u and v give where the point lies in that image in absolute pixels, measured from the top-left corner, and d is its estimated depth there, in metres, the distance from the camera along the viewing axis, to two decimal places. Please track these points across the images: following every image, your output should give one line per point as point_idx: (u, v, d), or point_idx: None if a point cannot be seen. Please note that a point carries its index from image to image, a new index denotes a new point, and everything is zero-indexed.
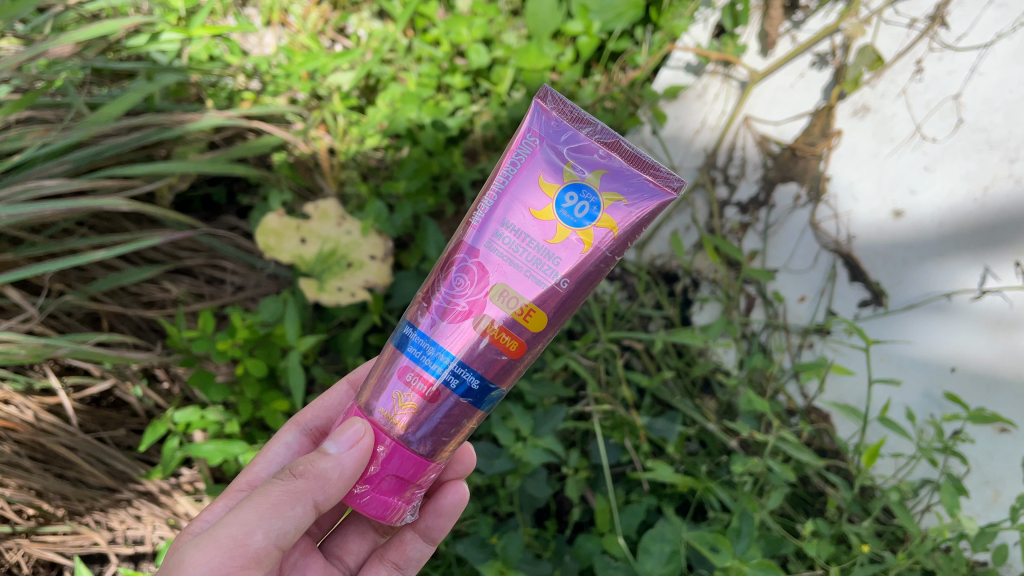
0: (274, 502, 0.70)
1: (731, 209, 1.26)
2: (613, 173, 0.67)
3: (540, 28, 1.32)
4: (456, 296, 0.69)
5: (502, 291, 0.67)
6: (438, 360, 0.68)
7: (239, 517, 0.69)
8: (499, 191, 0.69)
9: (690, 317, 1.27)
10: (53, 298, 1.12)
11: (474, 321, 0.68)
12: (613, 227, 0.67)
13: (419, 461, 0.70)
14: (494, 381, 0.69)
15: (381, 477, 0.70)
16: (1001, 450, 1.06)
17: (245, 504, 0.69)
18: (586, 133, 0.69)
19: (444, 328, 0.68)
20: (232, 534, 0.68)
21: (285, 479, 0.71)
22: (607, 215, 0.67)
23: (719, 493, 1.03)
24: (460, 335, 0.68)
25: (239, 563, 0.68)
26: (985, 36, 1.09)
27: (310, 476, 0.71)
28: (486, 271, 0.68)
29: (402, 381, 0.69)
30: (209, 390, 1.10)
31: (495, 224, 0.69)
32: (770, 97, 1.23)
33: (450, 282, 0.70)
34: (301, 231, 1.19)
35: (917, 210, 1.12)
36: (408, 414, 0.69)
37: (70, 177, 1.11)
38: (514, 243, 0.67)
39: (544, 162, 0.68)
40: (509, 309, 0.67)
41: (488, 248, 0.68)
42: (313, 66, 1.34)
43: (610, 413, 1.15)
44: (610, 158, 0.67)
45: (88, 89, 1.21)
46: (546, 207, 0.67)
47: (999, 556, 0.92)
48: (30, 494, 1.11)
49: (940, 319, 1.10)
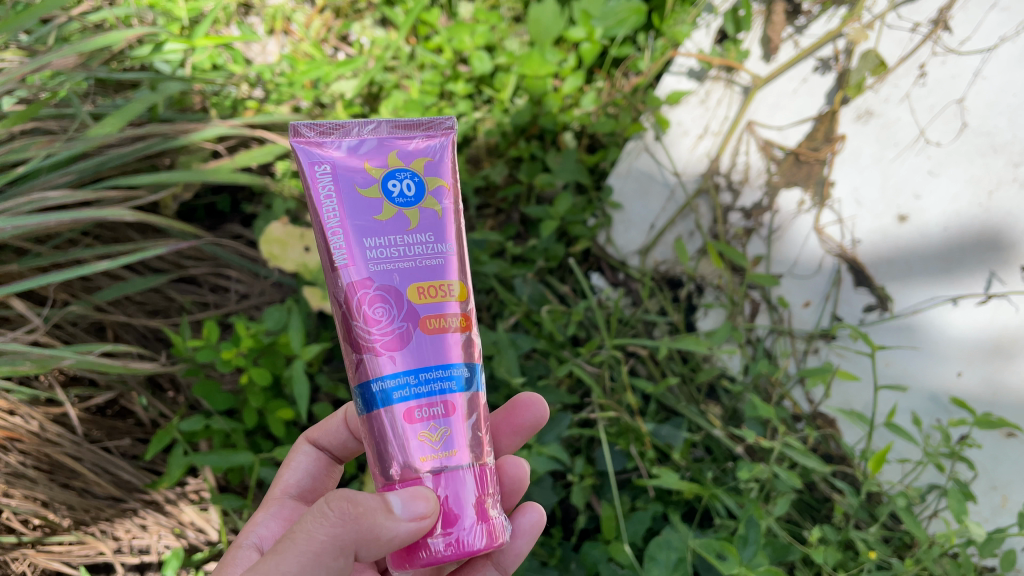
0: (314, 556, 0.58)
1: (734, 215, 1.25)
2: (402, 151, 0.68)
3: (541, 34, 1.32)
4: (389, 322, 0.63)
5: (422, 291, 0.64)
6: (409, 377, 0.62)
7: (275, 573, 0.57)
8: (342, 224, 0.64)
9: (695, 323, 1.26)
10: (59, 308, 1.12)
11: (427, 326, 0.64)
12: (445, 184, 0.69)
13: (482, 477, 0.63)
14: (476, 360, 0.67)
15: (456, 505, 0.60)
16: (1008, 455, 1.05)
17: (284, 556, 0.58)
18: (352, 137, 0.67)
19: (391, 357, 0.63)
20: None
21: (334, 525, 0.58)
22: (434, 179, 0.68)
23: (724, 499, 1.03)
24: (419, 345, 0.63)
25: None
26: (988, 40, 1.09)
27: (364, 523, 0.58)
28: (395, 288, 0.64)
29: (415, 421, 0.61)
30: (214, 399, 1.11)
31: (371, 246, 0.64)
32: (773, 103, 1.23)
33: (369, 320, 0.63)
34: (305, 239, 1.20)
35: (921, 215, 1.12)
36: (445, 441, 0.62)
37: (74, 188, 1.11)
38: (396, 246, 0.64)
39: (352, 175, 0.66)
40: (451, 297, 0.66)
41: (385, 270, 0.64)
42: (315, 74, 1.35)
43: (615, 419, 1.15)
44: (404, 143, 0.68)
45: (92, 99, 1.21)
46: (383, 207, 0.65)
47: (1006, 562, 0.91)
48: (36, 504, 1.12)
49: (946, 323, 1.10)
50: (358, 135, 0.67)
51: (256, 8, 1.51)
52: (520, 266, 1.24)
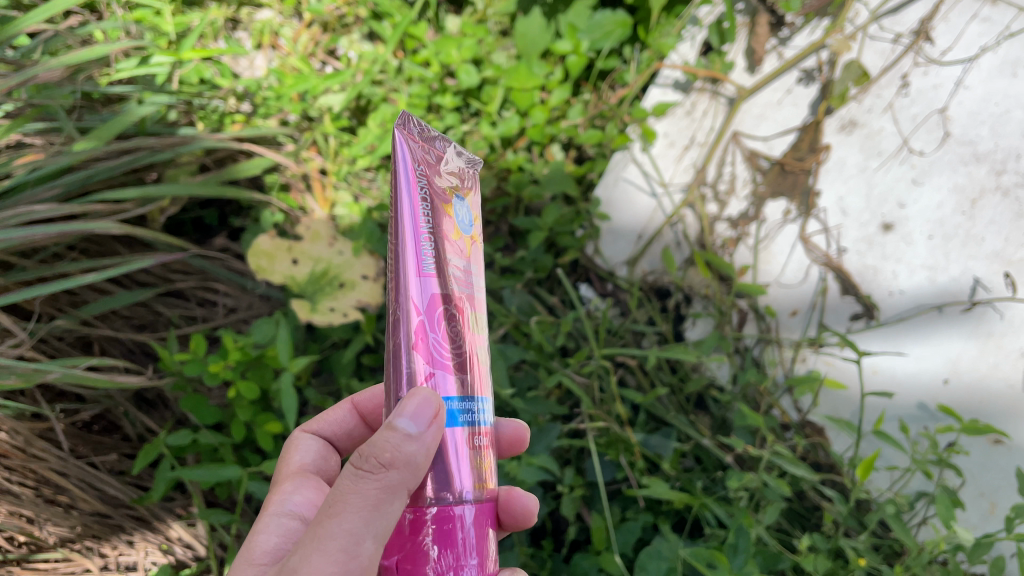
0: (375, 503, 0.56)
1: (721, 225, 1.25)
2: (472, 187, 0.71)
3: (529, 47, 1.32)
4: (468, 339, 0.63)
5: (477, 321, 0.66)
6: (484, 409, 0.63)
7: (346, 524, 0.56)
8: (443, 233, 0.63)
9: (682, 333, 1.28)
10: (44, 323, 1.11)
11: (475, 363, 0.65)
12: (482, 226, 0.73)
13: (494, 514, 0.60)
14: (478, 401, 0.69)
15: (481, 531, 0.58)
16: (995, 461, 1.06)
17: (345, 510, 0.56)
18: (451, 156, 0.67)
19: (472, 379, 0.62)
20: (342, 547, 0.56)
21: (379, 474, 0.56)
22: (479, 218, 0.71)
23: (714, 509, 1.03)
24: (477, 379, 0.63)
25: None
26: (970, 50, 1.11)
27: (403, 467, 0.56)
28: (463, 312, 0.63)
29: (483, 450, 0.61)
30: (201, 412, 1.11)
31: (446, 264, 0.62)
32: (759, 114, 1.24)
33: (455, 334, 0.62)
34: (293, 252, 1.20)
35: (906, 224, 1.13)
36: (489, 473, 0.62)
37: (61, 202, 1.11)
38: (465, 273, 0.65)
39: (441, 193, 0.64)
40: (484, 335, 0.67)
41: (456, 291, 0.63)
42: (303, 88, 1.34)
43: (604, 430, 1.14)
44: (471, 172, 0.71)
45: (78, 113, 1.20)
46: (456, 228, 0.65)
47: (996, 568, 0.91)
48: (21, 521, 1.09)
49: (932, 331, 1.10)
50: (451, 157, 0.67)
51: (243, 23, 1.52)
52: (508, 277, 1.25)
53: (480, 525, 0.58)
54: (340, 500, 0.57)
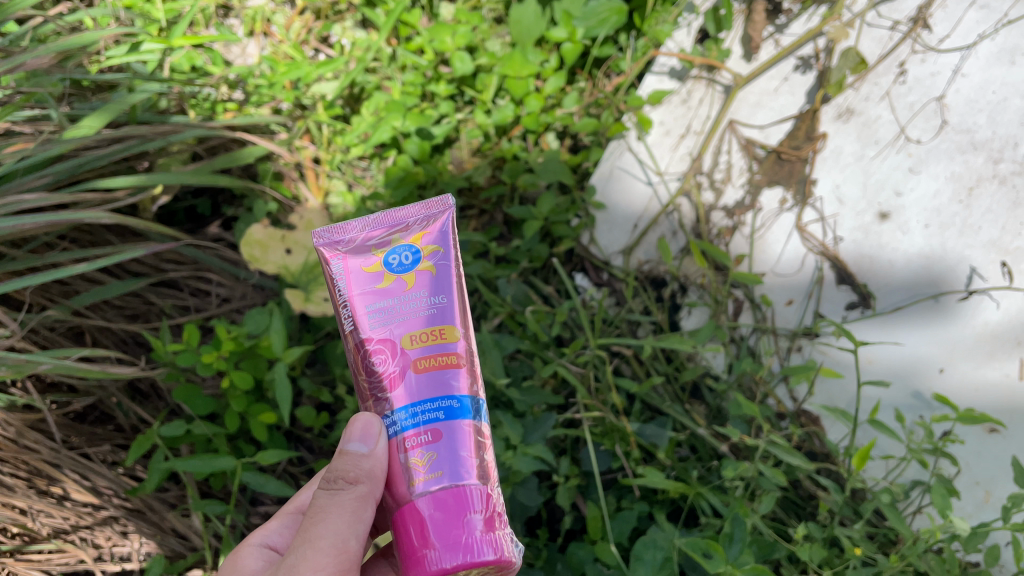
0: (352, 509, 0.71)
1: (717, 214, 1.25)
2: (405, 227, 0.75)
3: (524, 35, 1.32)
4: (389, 368, 0.71)
5: (411, 339, 0.71)
6: (407, 417, 0.68)
7: (330, 526, 0.72)
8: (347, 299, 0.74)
9: (679, 323, 1.26)
10: (35, 313, 1.10)
11: (404, 383, 0.70)
12: (437, 247, 0.75)
13: (461, 494, 0.65)
14: (470, 397, 0.70)
15: (434, 515, 0.64)
16: (990, 450, 1.06)
17: (329, 515, 0.72)
18: (362, 227, 0.76)
19: (390, 402, 0.70)
20: (333, 542, 0.72)
21: (348, 487, 0.71)
22: (431, 246, 0.75)
23: (710, 498, 1.03)
24: (400, 398, 0.69)
25: (336, 570, 0.72)
26: (967, 38, 1.10)
27: (365, 479, 0.69)
28: (387, 345, 0.71)
29: (409, 451, 0.67)
30: (195, 403, 1.10)
31: (362, 314, 0.73)
32: (755, 102, 1.23)
33: (369, 371, 0.71)
34: (286, 241, 1.19)
35: (902, 213, 1.12)
36: (431, 460, 0.66)
37: (51, 191, 1.09)
38: (387, 309, 0.72)
39: (356, 261, 0.74)
40: (435, 342, 0.71)
41: (376, 332, 0.72)
42: (296, 75, 1.35)
43: (600, 420, 1.14)
44: (404, 217, 0.76)
45: (68, 101, 1.19)
46: (384, 277, 0.73)
47: (991, 557, 0.91)
48: (14, 512, 1.09)
49: (929, 320, 1.10)
50: (362, 228, 0.76)
51: (235, 10, 1.50)
52: (503, 267, 1.24)
53: (434, 513, 0.64)
54: (323, 510, 0.73)
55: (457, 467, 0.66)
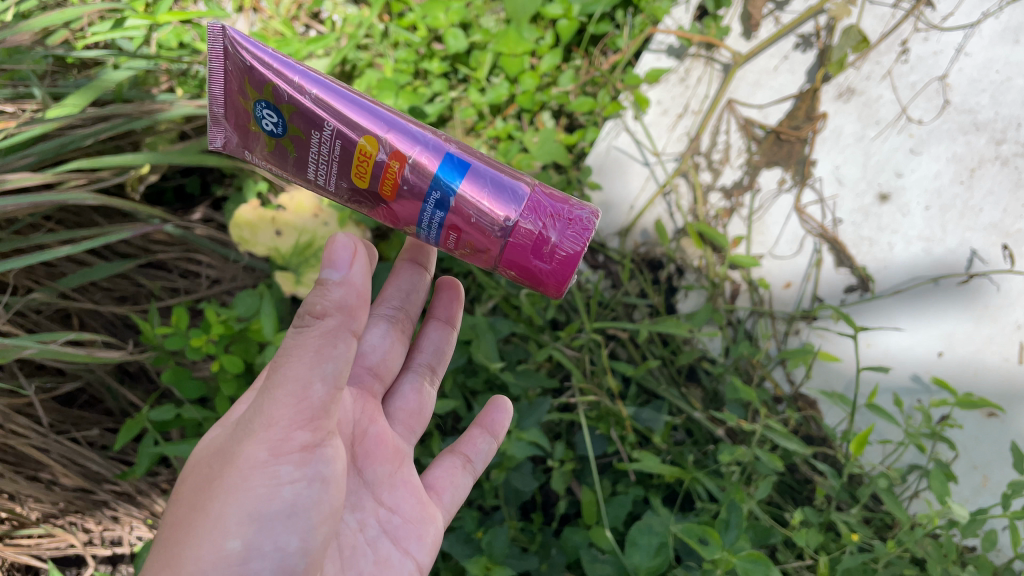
0: (317, 348, 0.63)
1: (715, 195, 1.23)
2: (353, 119, 0.71)
3: (517, 11, 1.27)
4: (399, 175, 0.70)
5: (409, 168, 0.70)
6: (438, 187, 0.70)
7: (286, 369, 0.62)
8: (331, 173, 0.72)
9: (675, 306, 1.26)
10: (21, 296, 1.08)
11: (406, 163, 0.70)
12: (391, 142, 0.70)
13: (524, 243, 0.71)
14: (491, 184, 0.70)
15: (515, 234, 0.70)
16: (988, 434, 1.05)
17: (282, 360, 0.63)
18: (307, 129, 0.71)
19: (404, 190, 0.71)
20: (293, 389, 0.62)
21: (310, 321, 0.63)
22: (388, 138, 0.70)
23: (706, 483, 1.02)
24: (412, 179, 0.70)
25: (296, 417, 0.64)
26: (971, 16, 1.08)
27: (332, 311, 0.64)
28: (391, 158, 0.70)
29: (475, 208, 0.70)
30: (185, 386, 1.09)
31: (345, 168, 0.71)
32: (754, 81, 1.21)
33: (373, 169, 0.71)
34: (277, 222, 1.17)
35: (903, 194, 1.11)
36: (492, 203, 0.70)
37: (35, 171, 1.07)
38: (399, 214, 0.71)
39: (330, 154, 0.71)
40: (415, 152, 0.70)
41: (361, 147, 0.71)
42: (286, 52, 1.31)
43: (595, 404, 1.13)
44: (343, 107, 0.71)
45: (51, 78, 1.16)
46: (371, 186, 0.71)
47: (988, 542, 0.91)
48: (3, 497, 1.08)
49: (928, 304, 1.09)
50: (310, 132, 0.71)
51: None
52: None
53: (521, 230, 0.70)
54: (282, 352, 0.63)
55: (513, 193, 0.71)
